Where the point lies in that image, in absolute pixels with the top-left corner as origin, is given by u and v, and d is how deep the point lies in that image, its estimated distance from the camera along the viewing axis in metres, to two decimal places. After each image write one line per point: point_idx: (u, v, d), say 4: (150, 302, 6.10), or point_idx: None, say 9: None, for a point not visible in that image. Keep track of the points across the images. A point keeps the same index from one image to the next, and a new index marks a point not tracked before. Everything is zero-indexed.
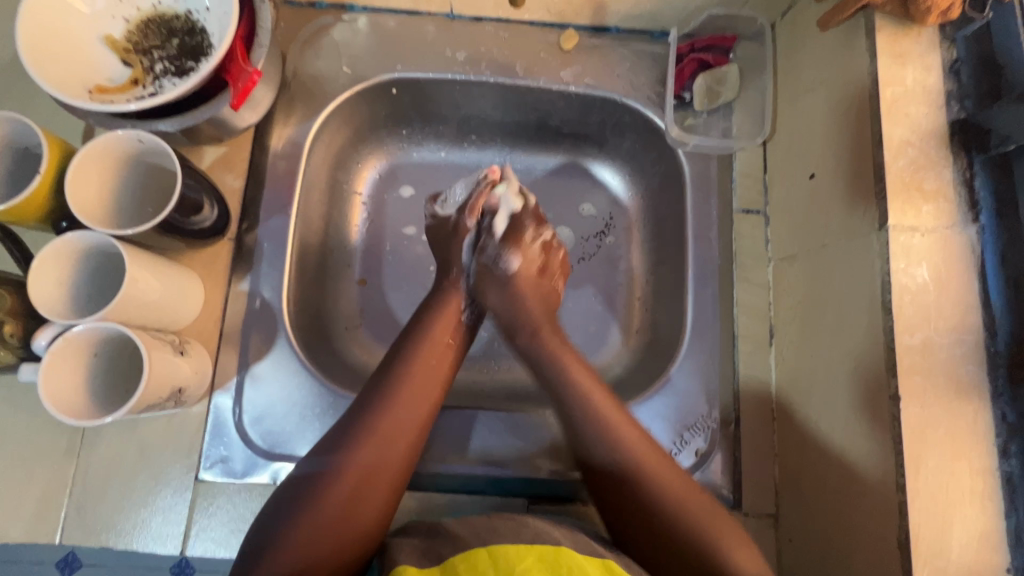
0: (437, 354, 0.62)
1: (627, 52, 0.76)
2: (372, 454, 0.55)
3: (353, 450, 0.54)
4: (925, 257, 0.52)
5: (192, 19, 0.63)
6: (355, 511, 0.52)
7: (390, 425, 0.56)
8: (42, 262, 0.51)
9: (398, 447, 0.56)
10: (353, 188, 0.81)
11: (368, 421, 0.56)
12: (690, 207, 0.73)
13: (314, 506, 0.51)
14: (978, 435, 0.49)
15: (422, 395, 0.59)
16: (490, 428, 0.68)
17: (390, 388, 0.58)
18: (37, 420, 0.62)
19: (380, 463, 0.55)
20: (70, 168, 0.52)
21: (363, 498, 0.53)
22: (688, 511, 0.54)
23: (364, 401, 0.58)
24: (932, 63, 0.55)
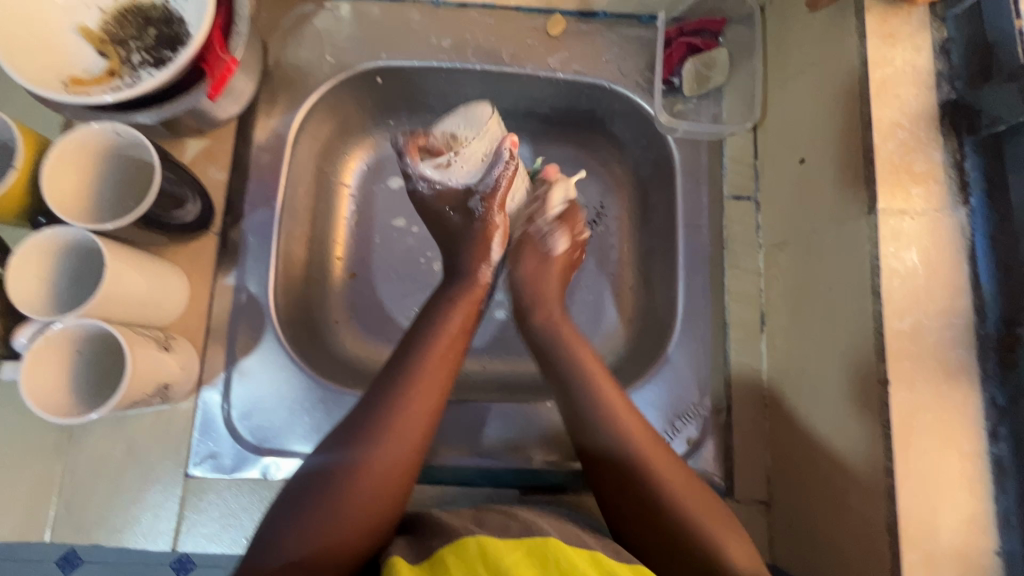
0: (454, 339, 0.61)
1: (615, 38, 0.75)
2: (391, 442, 0.54)
3: (373, 438, 0.53)
4: (914, 241, 0.51)
5: (169, 9, 0.62)
6: (377, 498, 0.52)
7: (410, 413, 0.55)
8: (23, 260, 0.51)
9: (416, 434, 0.55)
10: (340, 180, 0.80)
11: (387, 410, 0.55)
12: (680, 194, 0.73)
13: (328, 499, 0.50)
14: (968, 418, 0.49)
15: (440, 382, 0.58)
16: (480, 420, 0.67)
17: (408, 375, 0.57)
18: (22, 418, 0.62)
19: (400, 451, 0.54)
20: (46, 164, 0.51)
21: (383, 487, 0.52)
22: (681, 502, 0.53)
23: (382, 388, 0.56)
24: (922, 43, 0.55)
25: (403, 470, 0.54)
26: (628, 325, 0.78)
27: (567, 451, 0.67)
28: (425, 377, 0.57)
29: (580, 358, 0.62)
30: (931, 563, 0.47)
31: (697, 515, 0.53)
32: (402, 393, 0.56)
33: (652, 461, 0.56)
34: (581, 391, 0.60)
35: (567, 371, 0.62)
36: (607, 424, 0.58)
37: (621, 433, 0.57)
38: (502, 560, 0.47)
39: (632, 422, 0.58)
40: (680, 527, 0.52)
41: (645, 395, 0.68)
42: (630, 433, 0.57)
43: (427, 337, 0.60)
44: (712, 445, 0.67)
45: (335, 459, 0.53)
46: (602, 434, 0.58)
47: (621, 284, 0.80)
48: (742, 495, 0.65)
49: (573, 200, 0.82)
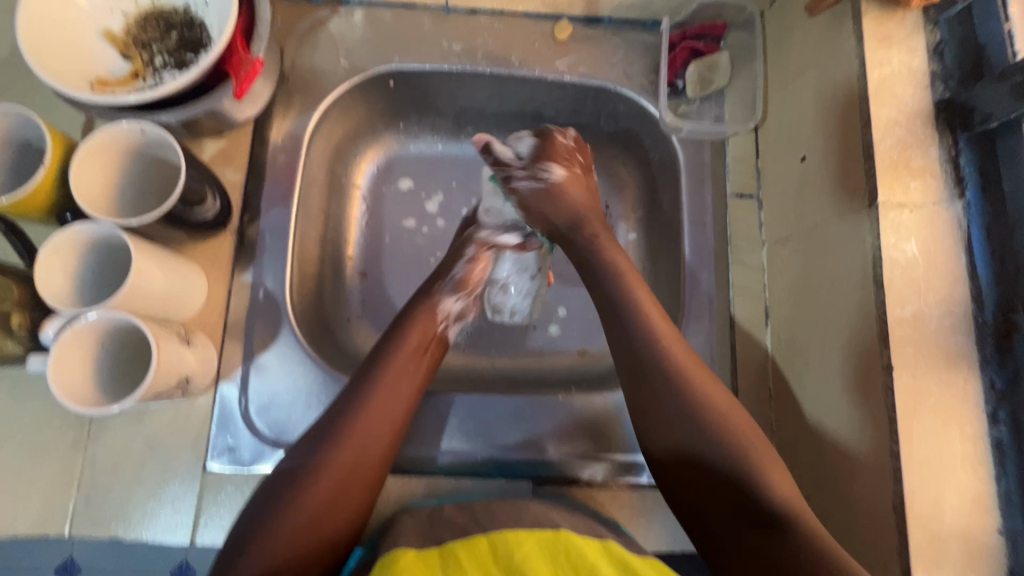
0: (411, 360, 0.62)
1: (620, 42, 0.77)
2: (345, 459, 0.55)
3: (325, 454, 0.54)
4: (913, 233, 0.53)
5: (191, 13, 0.64)
6: (332, 515, 0.53)
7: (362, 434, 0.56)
8: (51, 255, 0.52)
9: (373, 453, 0.56)
10: (351, 181, 0.82)
11: (352, 415, 0.57)
12: (685, 192, 0.75)
13: (296, 496, 0.52)
14: (968, 401, 0.51)
15: (392, 405, 0.59)
16: (493, 412, 0.69)
17: (361, 394, 0.58)
18: (44, 412, 0.63)
19: (354, 466, 0.55)
20: (74, 162, 0.53)
21: (347, 487, 0.54)
22: (735, 437, 0.55)
23: (338, 406, 0.58)
24: (917, 46, 0.57)
25: (359, 480, 0.55)
26: None
27: (579, 443, 0.68)
28: (381, 396, 0.59)
29: (657, 321, 0.61)
30: (937, 543, 0.48)
31: (750, 450, 0.55)
32: (357, 410, 0.57)
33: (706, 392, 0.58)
34: (651, 349, 0.60)
35: (643, 335, 0.60)
36: (672, 376, 0.58)
37: (695, 394, 0.58)
38: (515, 554, 0.49)
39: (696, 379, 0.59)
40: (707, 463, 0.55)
41: None
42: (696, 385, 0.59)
43: (386, 358, 0.61)
44: None
45: (291, 469, 0.54)
46: (676, 402, 0.57)
47: None
48: None
49: None
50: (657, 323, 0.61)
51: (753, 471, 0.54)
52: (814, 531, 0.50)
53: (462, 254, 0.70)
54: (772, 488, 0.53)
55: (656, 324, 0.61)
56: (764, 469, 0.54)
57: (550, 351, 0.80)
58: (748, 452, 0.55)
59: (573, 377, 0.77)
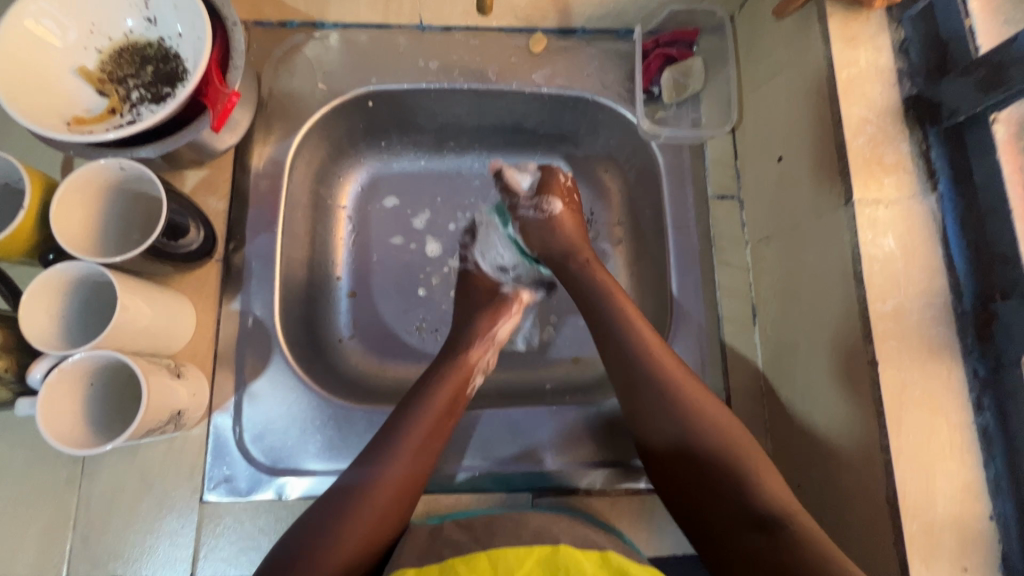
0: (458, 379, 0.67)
1: (595, 52, 0.78)
2: (389, 494, 0.57)
3: (396, 461, 0.59)
4: (890, 228, 0.54)
5: (165, 46, 0.64)
6: (383, 525, 0.56)
7: (405, 471, 0.59)
8: (31, 296, 0.52)
9: (422, 467, 0.60)
10: (336, 203, 0.83)
11: (409, 432, 0.61)
12: (667, 196, 0.76)
13: (356, 509, 0.55)
14: (953, 390, 0.52)
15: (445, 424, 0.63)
16: (495, 440, 0.69)
17: (423, 405, 0.63)
18: (35, 455, 0.62)
19: (416, 471, 0.60)
20: (52, 207, 0.53)
21: (402, 500, 0.58)
22: (733, 450, 0.57)
23: (382, 442, 0.60)
24: (883, 44, 0.58)
25: (412, 494, 0.59)
26: None
27: (575, 451, 0.68)
28: (442, 408, 0.64)
29: (663, 358, 0.62)
30: (931, 533, 0.49)
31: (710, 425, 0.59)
32: (400, 450, 0.59)
33: (712, 418, 0.59)
34: (643, 364, 0.62)
35: (654, 375, 0.61)
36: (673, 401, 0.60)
37: (665, 380, 0.61)
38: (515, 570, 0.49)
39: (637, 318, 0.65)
40: (711, 469, 0.57)
41: None
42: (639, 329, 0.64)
43: (430, 395, 0.64)
44: None
45: (350, 486, 0.57)
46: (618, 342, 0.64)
47: None
48: None
49: None
50: (628, 307, 0.66)
51: (751, 478, 0.56)
52: (810, 531, 0.52)
53: (506, 313, 0.75)
54: (766, 491, 0.55)
55: (669, 371, 0.62)
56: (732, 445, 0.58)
57: (542, 360, 0.80)
58: (707, 418, 0.59)
59: (567, 385, 0.78)
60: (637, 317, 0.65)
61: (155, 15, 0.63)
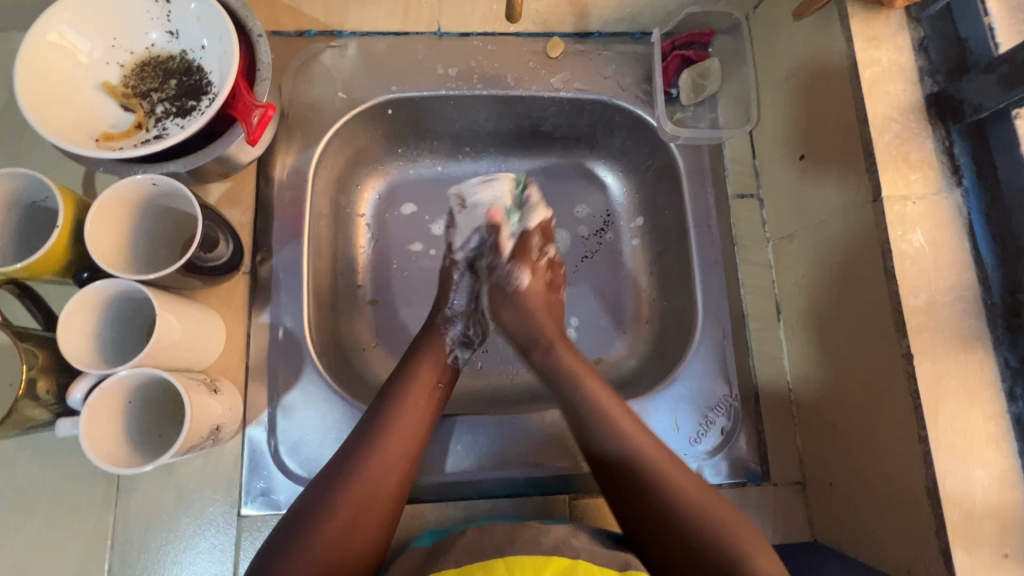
0: (425, 388, 0.64)
1: (612, 55, 0.79)
2: (340, 523, 0.53)
3: (347, 482, 0.55)
4: (918, 223, 0.56)
5: (188, 59, 0.63)
6: (340, 554, 0.52)
7: (361, 495, 0.55)
8: (67, 323, 0.51)
9: (384, 489, 0.56)
10: (356, 211, 0.83)
11: (363, 449, 0.58)
12: (688, 196, 0.76)
13: (304, 540, 0.52)
14: (986, 380, 0.53)
15: (405, 439, 0.59)
16: (514, 452, 0.69)
17: (381, 420, 0.60)
18: (69, 474, 0.61)
19: (373, 492, 0.56)
20: (86, 234, 0.52)
21: (359, 525, 0.54)
22: (705, 515, 0.55)
23: (350, 449, 0.58)
24: (904, 43, 0.59)
25: (371, 518, 0.55)
26: (647, 326, 0.82)
27: None
28: (399, 421, 0.60)
29: (614, 411, 0.62)
30: (971, 521, 0.50)
31: (667, 483, 0.57)
32: (370, 454, 0.57)
33: (674, 479, 0.57)
34: (596, 421, 0.61)
35: (628, 456, 0.59)
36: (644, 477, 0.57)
37: (619, 434, 0.60)
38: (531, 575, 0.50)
39: (585, 372, 0.65)
40: (677, 535, 0.54)
41: (675, 393, 0.71)
42: (588, 384, 0.64)
43: (382, 413, 0.60)
44: (745, 433, 0.70)
45: (299, 517, 0.53)
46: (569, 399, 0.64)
47: (637, 287, 0.84)
48: (778, 477, 0.69)
49: (578, 212, 0.87)
50: (568, 359, 0.67)
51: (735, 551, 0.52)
52: None
53: (455, 283, 0.72)
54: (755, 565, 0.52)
55: (637, 441, 0.59)
56: (701, 509, 0.55)
57: None
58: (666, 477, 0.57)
59: None
60: (586, 373, 0.65)
61: (177, 27, 0.62)
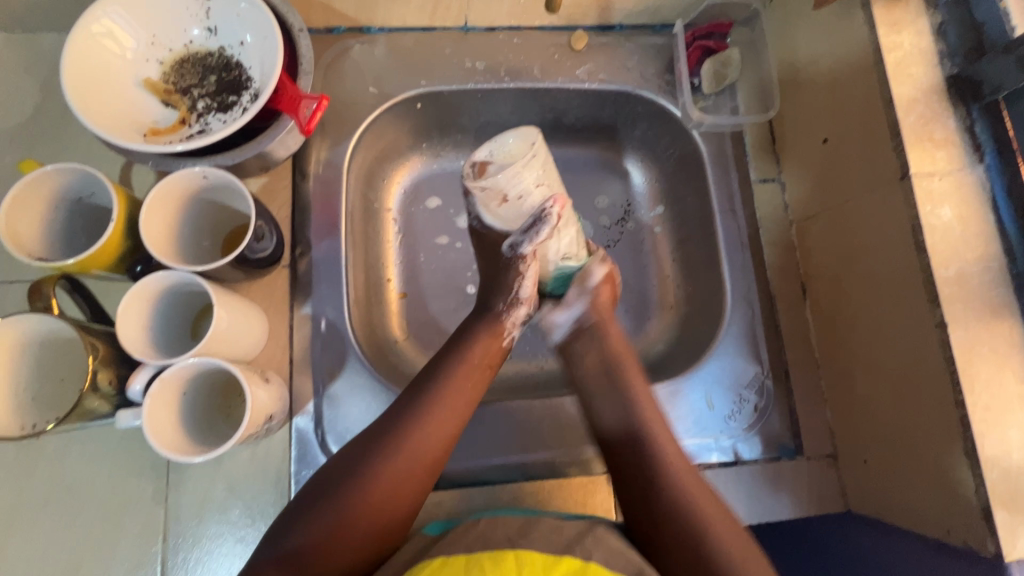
0: (472, 375, 0.62)
1: (633, 46, 0.81)
2: (374, 493, 0.54)
3: (384, 455, 0.56)
4: (946, 199, 0.58)
5: (227, 54, 0.64)
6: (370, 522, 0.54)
7: (396, 470, 0.56)
8: (125, 324, 0.51)
9: (420, 467, 0.57)
10: (384, 206, 0.84)
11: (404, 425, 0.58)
12: (712, 182, 0.79)
13: (335, 506, 0.53)
14: (1017, 346, 0.55)
15: (449, 423, 0.59)
16: (556, 435, 0.70)
17: (425, 401, 0.59)
18: (118, 470, 0.61)
19: (409, 469, 0.56)
20: (143, 234, 0.53)
21: (392, 498, 0.55)
22: (703, 531, 0.54)
23: (397, 416, 0.58)
24: (924, 28, 0.62)
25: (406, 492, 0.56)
26: (673, 311, 0.84)
27: None
28: (443, 404, 0.59)
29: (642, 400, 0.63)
30: (1009, 480, 0.52)
31: (681, 490, 0.57)
32: (415, 425, 0.58)
33: (681, 477, 0.58)
34: (629, 414, 0.62)
35: (653, 463, 0.59)
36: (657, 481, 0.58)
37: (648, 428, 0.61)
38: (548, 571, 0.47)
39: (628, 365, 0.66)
40: (687, 546, 0.54)
41: (708, 373, 0.72)
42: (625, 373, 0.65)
43: (426, 393, 0.60)
44: (777, 410, 0.72)
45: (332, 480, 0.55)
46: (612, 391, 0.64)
47: (663, 273, 0.86)
48: (811, 451, 0.71)
49: (600, 203, 0.88)
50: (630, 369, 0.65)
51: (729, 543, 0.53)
52: None
53: (519, 272, 0.63)
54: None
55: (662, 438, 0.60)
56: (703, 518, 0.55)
57: None
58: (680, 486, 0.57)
59: None
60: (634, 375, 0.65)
61: (216, 24, 0.63)
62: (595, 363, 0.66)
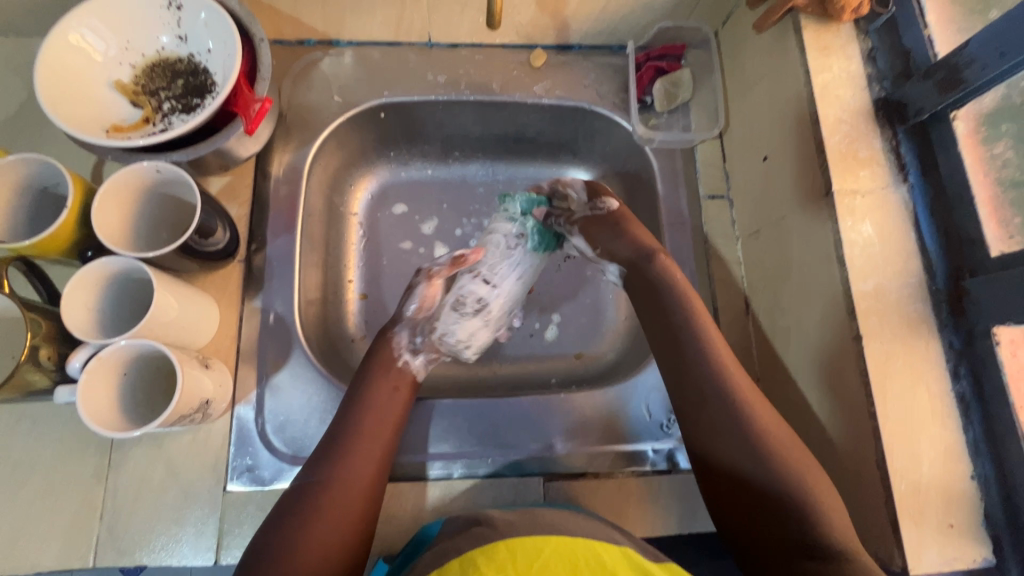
0: (384, 401, 0.65)
1: (590, 66, 0.84)
2: (316, 527, 0.53)
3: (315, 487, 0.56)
4: (867, 215, 0.60)
5: (195, 61, 0.68)
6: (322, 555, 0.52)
7: (331, 500, 0.56)
8: (68, 305, 0.55)
9: (356, 492, 0.57)
10: (348, 210, 0.87)
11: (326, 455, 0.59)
12: (662, 196, 0.81)
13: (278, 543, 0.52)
14: (932, 361, 0.56)
15: (371, 448, 0.61)
16: (496, 434, 0.71)
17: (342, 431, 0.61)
18: (64, 447, 0.64)
19: (345, 495, 0.56)
20: (93, 223, 0.57)
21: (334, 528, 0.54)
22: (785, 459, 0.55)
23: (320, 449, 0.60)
24: (852, 53, 0.65)
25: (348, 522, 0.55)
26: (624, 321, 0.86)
27: (585, 437, 0.72)
28: (359, 430, 0.61)
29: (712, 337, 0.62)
30: (919, 493, 0.53)
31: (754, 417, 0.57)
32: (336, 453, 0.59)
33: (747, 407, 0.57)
34: (702, 347, 0.61)
35: (722, 386, 0.58)
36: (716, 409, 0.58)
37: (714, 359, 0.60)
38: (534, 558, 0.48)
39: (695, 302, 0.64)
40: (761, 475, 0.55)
41: (647, 381, 0.74)
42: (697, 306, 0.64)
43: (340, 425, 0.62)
44: None
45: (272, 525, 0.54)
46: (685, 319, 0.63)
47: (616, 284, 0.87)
48: None
49: None
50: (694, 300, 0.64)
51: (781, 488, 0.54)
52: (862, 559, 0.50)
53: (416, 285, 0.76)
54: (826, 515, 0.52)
55: (731, 374, 0.59)
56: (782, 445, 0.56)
57: (546, 353, 0.86)
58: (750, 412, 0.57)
59: (569, 376, 0.84)
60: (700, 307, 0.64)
61: (187, 33, 0.68)
62: (677, 275, 0.66)
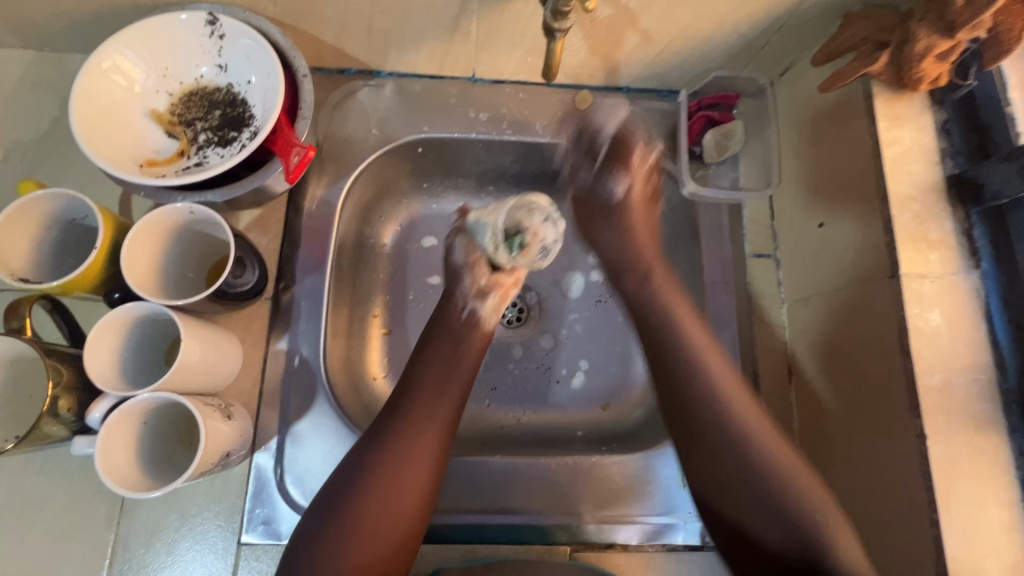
0: (434, 400, 0.63)
1: (638, 110, 0.81)
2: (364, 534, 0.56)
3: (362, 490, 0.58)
4: (935, 303, 0.56)
5: (234, 91, 0.65)
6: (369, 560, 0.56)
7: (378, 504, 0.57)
8: (92, 352, 0.52)
9: (404, 504, 0.58)
10: (378, 241, 0.84)
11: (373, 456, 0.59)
12: (706, 253, 0.78)
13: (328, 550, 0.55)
14: (1000, 466, 0.53)
15: (419, 454, 0.60)
16: (523, 497, 0.68)
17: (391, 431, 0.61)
18: (76, 489, 0.62)
19: (393, 502, 0.58)
20: (124, 267, 0.54)
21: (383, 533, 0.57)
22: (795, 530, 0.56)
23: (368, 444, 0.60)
24: (926, 125, 0.61)
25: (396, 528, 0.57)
26: None
27: (615, 504, 0.68)
28: (406, 432, 0.61)
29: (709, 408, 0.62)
30: None
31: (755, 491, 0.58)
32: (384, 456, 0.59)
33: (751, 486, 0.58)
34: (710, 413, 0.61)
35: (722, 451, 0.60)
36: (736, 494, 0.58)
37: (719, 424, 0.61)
38: None
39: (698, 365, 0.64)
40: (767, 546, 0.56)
41: None
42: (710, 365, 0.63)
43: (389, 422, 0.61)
44: None
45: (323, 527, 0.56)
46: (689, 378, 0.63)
47: None
48: None
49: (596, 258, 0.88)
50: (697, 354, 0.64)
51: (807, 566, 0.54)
52: None
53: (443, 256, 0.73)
54: None
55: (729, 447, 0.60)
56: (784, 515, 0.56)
57: (574, 403, 0.82)
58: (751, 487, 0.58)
59: (598, 432, 0.80)
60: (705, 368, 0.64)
61: (227, 62, 0.65)
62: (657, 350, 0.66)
